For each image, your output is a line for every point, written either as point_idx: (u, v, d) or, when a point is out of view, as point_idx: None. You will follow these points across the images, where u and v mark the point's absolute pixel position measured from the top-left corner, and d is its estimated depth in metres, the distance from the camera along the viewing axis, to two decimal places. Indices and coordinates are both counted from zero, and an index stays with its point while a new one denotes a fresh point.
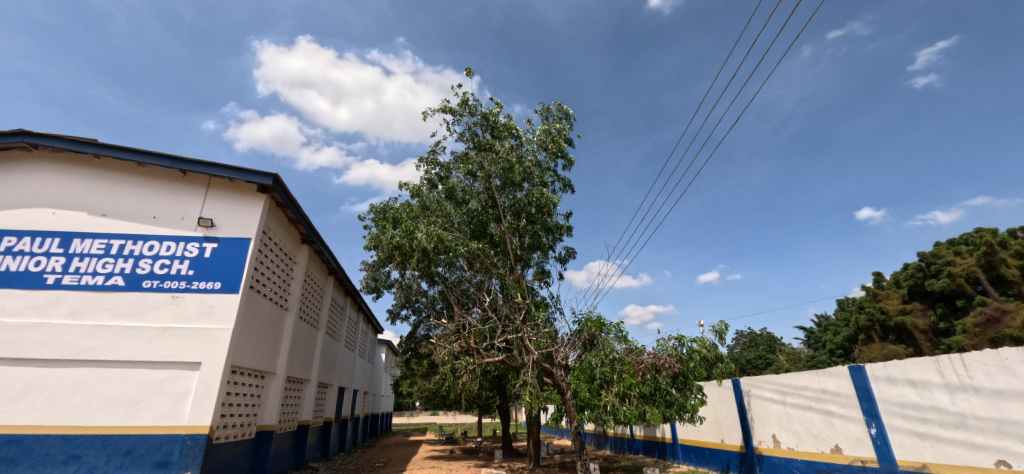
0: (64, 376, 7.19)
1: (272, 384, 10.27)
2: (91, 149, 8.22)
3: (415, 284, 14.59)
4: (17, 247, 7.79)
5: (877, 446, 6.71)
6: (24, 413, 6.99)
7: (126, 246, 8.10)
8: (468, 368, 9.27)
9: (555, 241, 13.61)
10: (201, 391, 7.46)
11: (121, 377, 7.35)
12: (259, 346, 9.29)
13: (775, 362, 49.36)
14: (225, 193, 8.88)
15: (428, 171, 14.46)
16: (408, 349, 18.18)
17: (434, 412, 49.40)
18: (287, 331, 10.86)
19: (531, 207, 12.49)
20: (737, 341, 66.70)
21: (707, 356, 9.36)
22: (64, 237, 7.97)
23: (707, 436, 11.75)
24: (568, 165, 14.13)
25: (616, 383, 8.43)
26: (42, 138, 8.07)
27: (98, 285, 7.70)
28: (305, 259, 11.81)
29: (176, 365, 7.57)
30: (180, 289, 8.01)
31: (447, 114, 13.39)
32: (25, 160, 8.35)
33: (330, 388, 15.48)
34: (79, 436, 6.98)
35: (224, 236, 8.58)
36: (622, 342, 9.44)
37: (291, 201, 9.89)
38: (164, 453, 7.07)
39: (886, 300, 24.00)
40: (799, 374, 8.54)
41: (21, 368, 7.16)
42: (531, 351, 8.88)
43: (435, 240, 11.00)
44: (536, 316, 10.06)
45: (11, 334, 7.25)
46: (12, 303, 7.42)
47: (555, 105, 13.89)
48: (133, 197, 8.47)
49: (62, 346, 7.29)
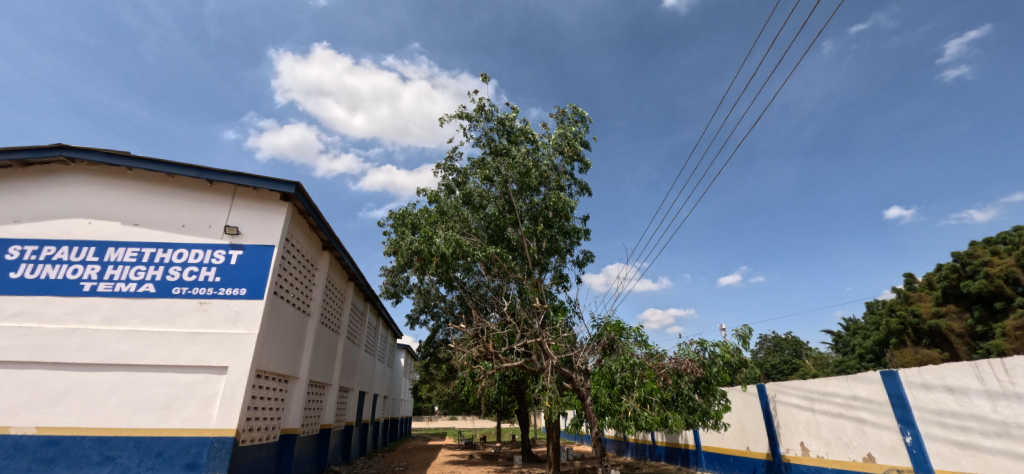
0: (100, 379, 7.49)
1: (295, 387, 10.45)
2: (124, 162, 8.58)
3: (433, 289, 14.74)
4: (55, 256, 8.16)
5: (914, 455, 6.42)
6: (63, 415, 7.29)
7: (156, 254, 8.40)
8: (486, 373, 9.14)
9: (573, 245, 13.58)
10: (228, 394, 7.63)
11: (153, 381, 7.60)
12: (282, 350, 9.48)
13: (802, 367, 48.07)
14: (251, 202, 9.14)
15: (445, 176, 14.56)
16: (427, 353, 18.29)
17: (453, 417, 49.66)
18: (309, 336, 11.04)
19: (548, 211, 12.52)
20: (762, 345, 65.26)
21: (730, 360, 9.04)
22: (100, 246, 8.31)
23: (732, 443, 11.46)
24: (585, 169, 14.10)
25: (637, 388, 8.33)
26: (78, 152, 8.47)
27: (131, 292, 8.01)
28: (326, 265, 12.02)
29: (203, 369, 7.78)
30: (207, 295, 8.24)
31: (464, 119, 13.54)
32: (62, 173, 8.77)
33: (350, 392, 15.66)
34: (113, 438, 7.23)
35: (250, 243, 8.80)
36: (642, 346, 9.32)
37: (312, 209, 10.06)
38: (193, 455, 7.26)
39: (919, 302, 23.23)
40: (827, 380, 8.29)
41: (60, 372, 7.47)
42: (550, 356, 8.64)
43: (453, 244, 11.02)
44: (554, 320, 9.97)
45: (51, 339, 7.57)
46: (51, 310, 7.77)
47: (570, 108, 13.91)
48: (161, 207, 8.78)
49: (98, 351, 7.58)
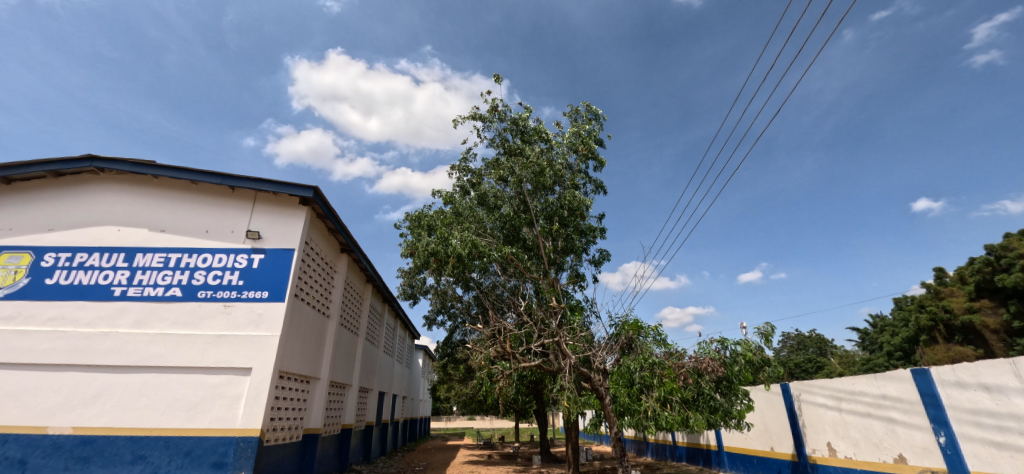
0: (131, 381, 7.75)
1: (317, 388, 10.63)
2: (150, 170, 8.86)
3: (450, 290, 14.83)
4: (88, 262, 8.48)
5: (949, 456, 6.18)
6: (97, 416, 7.56)
7: (182, 259, 8.65)
8: (504, 373, 9.14)
9: (589, 244, 13.50)
10: (252, 395, 7.80)
11: (181, 382, 7.83)
12: (303, 351, 9.65)
13: (827, 365, 46.81)
14: (272, 206, 9.34)
15: (460, 178, 14.63)
16: (445, 354, 18.40)
17: (471, 417, 49.87)
18: (329, 337, 11.21)
19: (563, 211, 12.48)
20: (785, 344, 63.80)
21: (752, 359, 8.86)
22: (129, 252, 8.60)
23: (755, 444, 11.22)
24: (600, 167, 14.00)
25: (657, 388, 8.23)
26: (107, 162, 8.78)
27: (159, 296, 8.27)
28: (345, 268, 12.20)
29: (229, 370, 7.98)
30: (231, 298, 8.45)
31: (477, 120, 13.58)
32: (92, 182, 9.10)
33: (370, 393, 15.86)
34: (144, 438, 7.47)
35: (271, 247, 8.99)
36: (660, 345, 9.20)
37: (330, 212, 10.21)
38: (220, 454, 7.45)
39: (950, 297, 22.37)
40: (854, 379, 8.05)
41: (93, 374, 7.75)
42: (567, 355, 8.59)
43: (468, 245, 11.07)
44: (571, 320, 9.93)
45: (85, 342, 7.87)
46: (84, 314, 8.07)
47: (584, 106, 13.83)
48: (186, 213, 9.03)
49: (129, 353, 7.85)
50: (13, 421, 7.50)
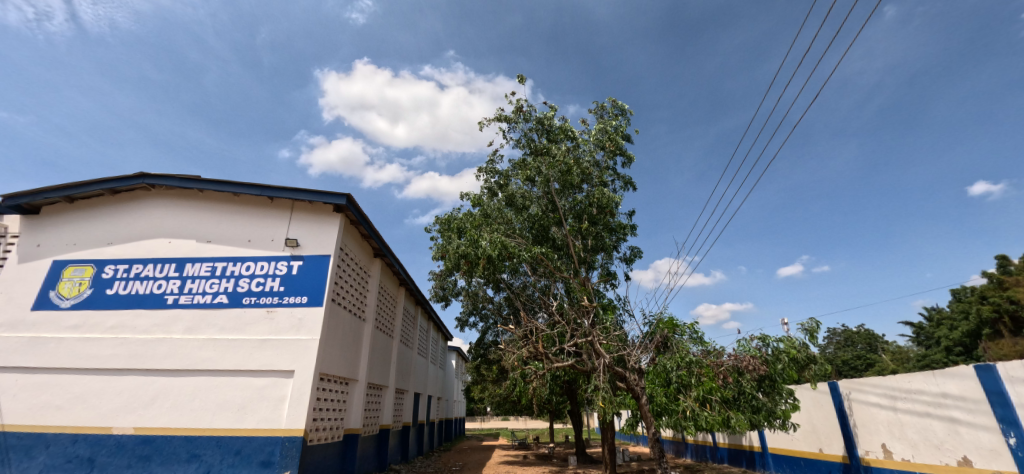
0: (185, 383, 8.21)
1: (356, 389, 10.93)
2: (196, 184, 9.35)
3: (481, 291, 14.95)
4: (143, 273, 9.05)
5: (1020, 458, 5.72)
6: (155, 417, 8.05)
7: (227, 267, 9.10)
8: (538, 374, 9.10)
9: (619, 241, 13.30)
10: (295, 397, 8.10)
11: (230, 384, 8.23)
12: (342, 354, 9.94)
13: (879, 362, 44.28)
14: (308, 215, 9.68)
15: (488, 179, 14.72)
16: (478, 355, 18.54)
17: (506, 418, 50.20)
18: (365, 340, 11.52)
19: (592, 208, 12.38)
20: (831, 340, 60.81)
21: (796, 357, 8.48)
22: (179, 262, 9.11)
23: (802, 445, 10.73)
24: (628, 163, 13.78)
25: (695, 387, 8.01)
26: (157, 178, 9.35)
27: (207, 304, 8.73)
28: (378, 272, 12.50)
29: (273, 373, 8.32)
30: (273, 304, 8.81)
31: (503, 122, 13.64)
32: (144, 198, 9.71)
33: (406, 394, 16.17)
34: (198, 437, 7.89)
35: (309, 254, 9.32)
36: (697, 343, 8.95)
37: (363, 218, 10.49)
38: (267, 453, 7.77)
39: (1016, 288, 20.70)
40: (910, 377, 7.57)
41: (151, 378, 8.26)
42: (601, 355, 8.48)
43: (498, 246, 11.12)
44: (604, 319, 9.81)
45: (143, 348, 8.40)
46: (142, 322, 8.62)
47: (610, 102, 13.66)
48: (229, 224, 9.49)
49: (182, 358, 8.32)
50: (82, 422, 8.08)
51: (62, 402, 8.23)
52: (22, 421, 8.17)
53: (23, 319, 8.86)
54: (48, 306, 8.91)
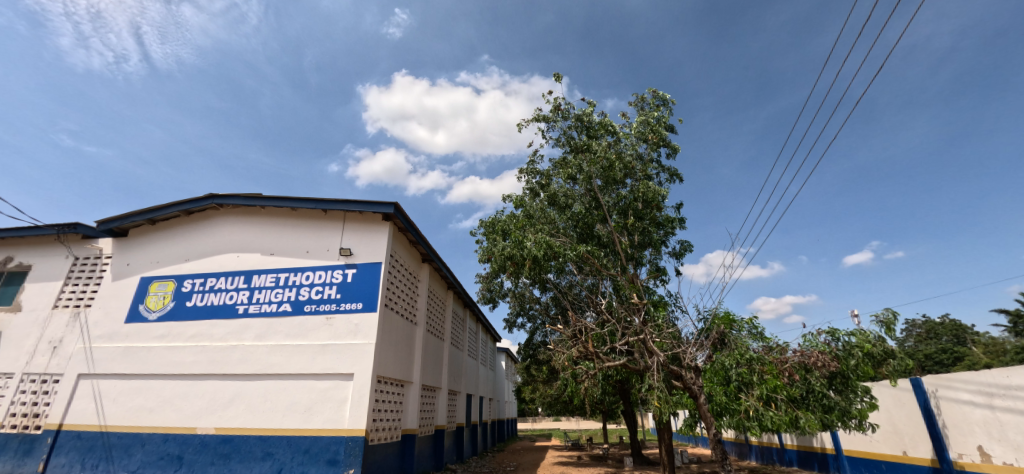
0: (257, 387, 8.83)
1: (411, 391, 11.30)
2: (258, 202, 10.04)
3: (528, 292, 15.00)
4: (216, 285, 9.83)
5: None
6: (233, 418, 8.71)
7: (289, 277, 9.70)
8: (589, 374, 8.96)
9: (667, 236, 12.90)
10: (356, 399, 8.49)
11: (296, 387, 8.76)
12: (396, 357, 10.30)
13: (969, 356, 40.00)
14: (359, 224, 10.13)
15: (529, 180, 14.75)
16: (527, 356, 18.59)
17: (557, 418, 50.07)
18: (418, 343, 11.88)
19: (637, 203, 12.11)
20: (910, 333, 55.71)
21: (871, 351, 7.77)
22: (247, 274, 9.82)
23: (883, 448, 9.91)
24: (673, 154, 13.34)
25: (758, 385, 7.61)
26: (224, 198, 10.13)
27: (273, 312, 9.35)
28: (427, 277, 12.85)
29: (335, 376, 8.77)
30: (332, 310, 9.29)
31: (541, 122, 13.63)
32: (214, 217, 10.55)
33: (459, 395, 16.50)
34: (271, 437, 8.46)
35: (362, 262, 9.75)
36: (758, 339, 8.53)
37: (410, 225, 10.83)
38: (332, 452, 8.19)
39: None
40: (1010, 371, 6.74)
41: (228, 382, 8.95)
42: (654, 353, 8.21)
43: (543, 247, 11.15)
44: (656, 316, 9.54)
45: (219, 354, 9.12)
46: (217, 330, 9.36)
47: (650, 93, 13.31)
48: (289, 237, 10.12)
49: (253, 363, 8.95)
50: (171, 423, 8.89)
51: (154, 405, 9.10)
52: (122, 422, 9.11)
53: (119, 330, 9.89)
54: (138, 318, 9.90)
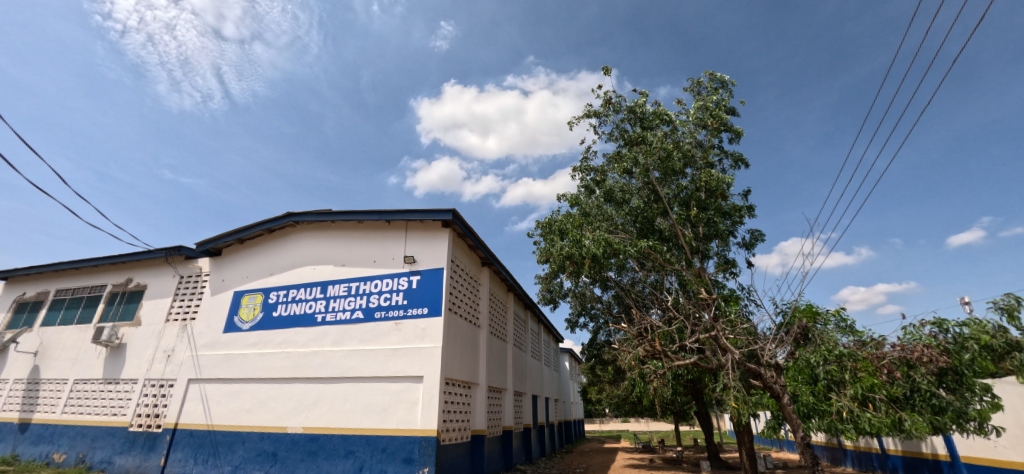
0: (337, 389, 9.46)
1: (478, 392, 11.54)
2: (329, 217, 10.77)
3: (588, 291, 14.79)
4: (297, 296, 10.67)
5: None
6: (317, 418, 9.40)
7: (360, 286, 10.31)
8: (658, 373, 8.62)
9: (735, 226, 12.15)
10: (426, 400, 8.82)
11: (372, 389, 9.28)
12: (462, 360, 10.58)
13: None
14: (421, 232, 10.55)
15: (583, 178, 14.56)
16: (591, 356, 18.32)
17: (626, 420, 48.92)
18: (482, 346, 12.12)
19: (700, 193, 11.54)
20: None
21: (990, 344, 6.84)
22: (323, 285, 10.57)
23: (1013, 455, 8.61)
24: (736, 138, 12.57)
25: (851, 384, 6.96)
26: (300, 215, 10.99)
27: (348, 319, 9.98)
28: (487, 280, 13.08)
29: (406, 378, 9.18)
30: (400, 316, 9.74)
31: (592, 117, 13.41)
32: (292, 233, 11.47)
33: (524, 396, 16.60)
34: (352, 436, 9.02)
35: (425, 268, 10.13)
36: (847, 333, 7.79)
37: (469, 230, 11.09)
38: (408, 451, 8.57)
39: None
40: None
41: (311, 384, 9.68)
42: (728, 350, 7.71)
43: (603, 244, 10.92)
44: (728, 311, 9.02)
45: (303, 359, 9.89)
46: (300, 337, 10.16)
47: (707, 76, 12.65)
48: (358, 248, 10.76)
49: (333, 367, 9.61)
50: (266, 422, 9.77)
51: (251, 406, 10.05)
52: (225, 422, 10.16)
53: (219, 340, 11.05)
54: (234, 328, 11.00)
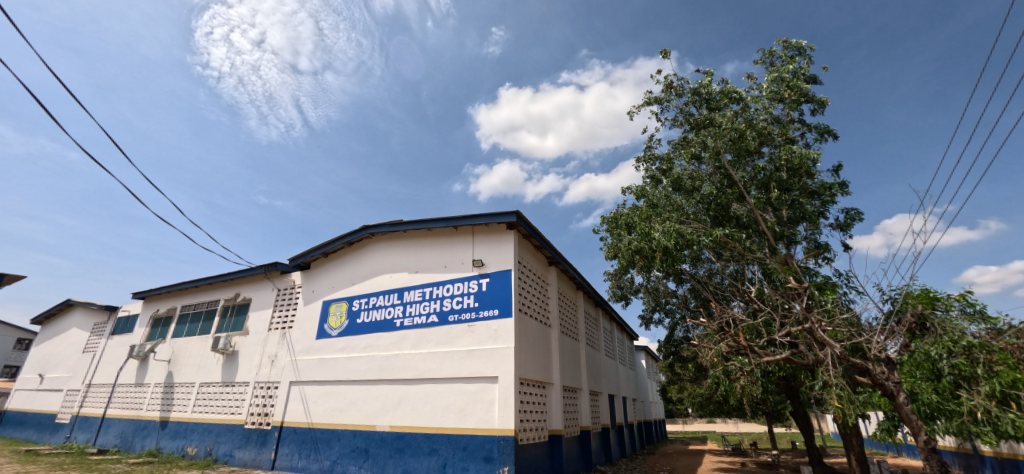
0: (418, 389, 9.95)
1: (553, 392, 11.52)
2: (401, 227, 11.38)
3: (661, 286, 14.18)
4: (377, 303, 11.39)
5: None
6: (402, 417, 9.94)
7: (433, 291, 10.76)
8: (744, 371, 7.94)
9: (826, 206, 11.00)
10: (503, 400, 8.98)
11: (450, 389, 9.63)
12: (535, 360, 10.62)
13: None
14: (487, 236, 10.78)
15: (648, 168, 14.00)
16: (669, 353, 17.53)
17: (712, 420, 46.15)
18: (554, 345, 12.08)
19: (780, 173, 10.58)
20: None
21: None
22: (399, 291, 11.18)
23: None
24: (820, 108, 11.40)
25: (986, 380, 6.00)
26: (375, 227, 11.72)
27: (424, 323, 10.46)
28: (555, 279, 13.03)
29: (482, 379, 9.41)
30: (472, 318, 10.02)
31: (654, 104, 12.86)
32: (369, 244, 12.27)
33: (600, 396, 16.28)
34: (434, 434, 9.42)
35: (493, 270, 10.33)
36: (978, 320, 6.70)
37: (533, 231, 11.12)
38: (487, 450, 8.77)
39: None
40: None
41: (395, 385, 10.26)
42: (827, 344, 6.89)
43: (674, 236, 10.44)
44: (823, 300, 8.16)
45: (386, 362, 10.52)
46: (382, 341, 10.83)
47: (780, 45, 11.60)
48: (429, 255, 11.25)
49: (413, 369, 10.11)
50: (357, 420, 10.52)
51: (343, 406, 10.88)
52: (322, 420, 11.10)
53: (313, 345, 12.11)
54: (325, 335, 11.99)
